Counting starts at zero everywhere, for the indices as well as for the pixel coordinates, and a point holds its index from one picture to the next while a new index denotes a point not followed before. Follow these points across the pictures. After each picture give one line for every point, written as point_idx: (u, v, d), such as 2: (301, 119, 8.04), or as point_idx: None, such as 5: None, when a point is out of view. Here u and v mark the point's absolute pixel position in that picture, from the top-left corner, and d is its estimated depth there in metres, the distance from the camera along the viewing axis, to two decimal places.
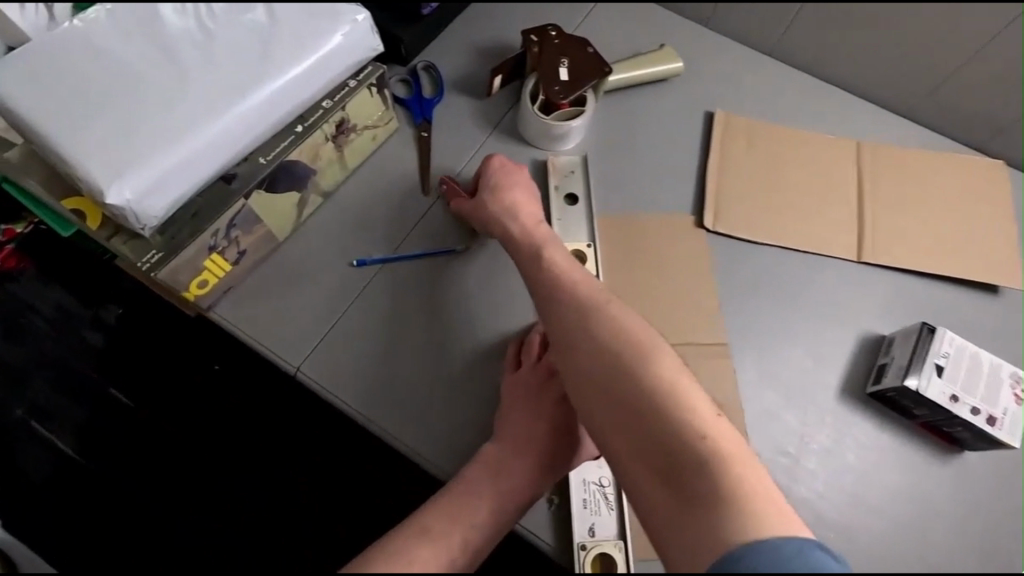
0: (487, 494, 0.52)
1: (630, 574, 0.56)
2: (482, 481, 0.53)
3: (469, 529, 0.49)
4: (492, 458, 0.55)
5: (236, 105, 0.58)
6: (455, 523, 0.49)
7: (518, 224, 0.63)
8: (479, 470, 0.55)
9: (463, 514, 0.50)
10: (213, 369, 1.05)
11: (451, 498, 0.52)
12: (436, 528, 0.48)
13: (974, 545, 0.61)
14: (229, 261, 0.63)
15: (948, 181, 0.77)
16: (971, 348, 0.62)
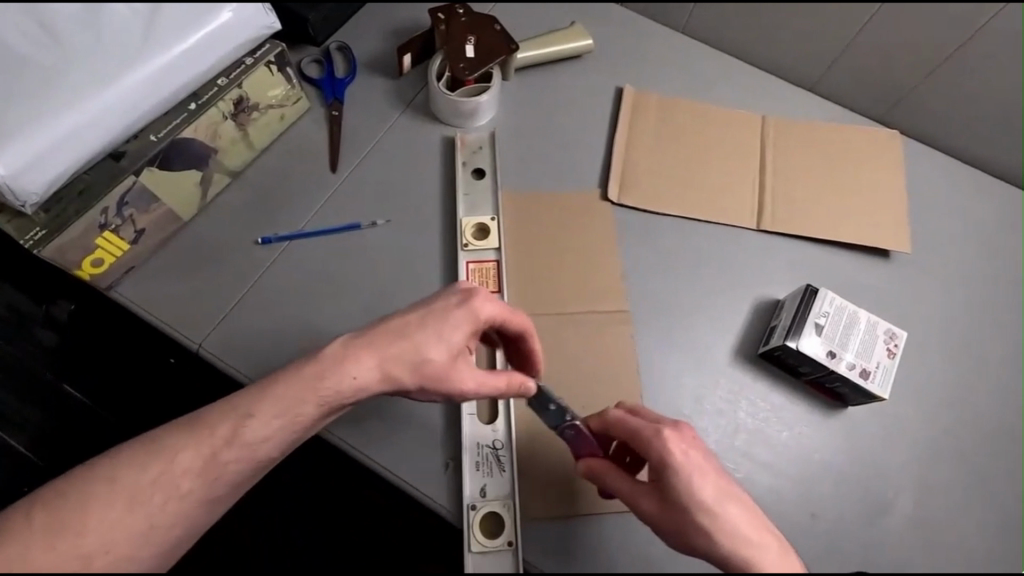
0: (292, 400, 0.51)
1: (518, 530, 0.57)
2: (303, 377, 0.51)
3: (247, 440, 0.50)
4: (323, 369, 0.51)
5: (122, 80, 0.60)
6: (237, 421, 0.50)
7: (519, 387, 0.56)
8: (301, 369, 0.52)
9: (246, 419, 0.50)
10: (167, 362, 0.99)
11: (261, 392, 0.51)
12: (215, 422, 0.50)
13: (862, 493, 0.64)
14: (125, 240, 0.64)
15: (848, 151, 0.79)
16: (851, 308, 0.65)
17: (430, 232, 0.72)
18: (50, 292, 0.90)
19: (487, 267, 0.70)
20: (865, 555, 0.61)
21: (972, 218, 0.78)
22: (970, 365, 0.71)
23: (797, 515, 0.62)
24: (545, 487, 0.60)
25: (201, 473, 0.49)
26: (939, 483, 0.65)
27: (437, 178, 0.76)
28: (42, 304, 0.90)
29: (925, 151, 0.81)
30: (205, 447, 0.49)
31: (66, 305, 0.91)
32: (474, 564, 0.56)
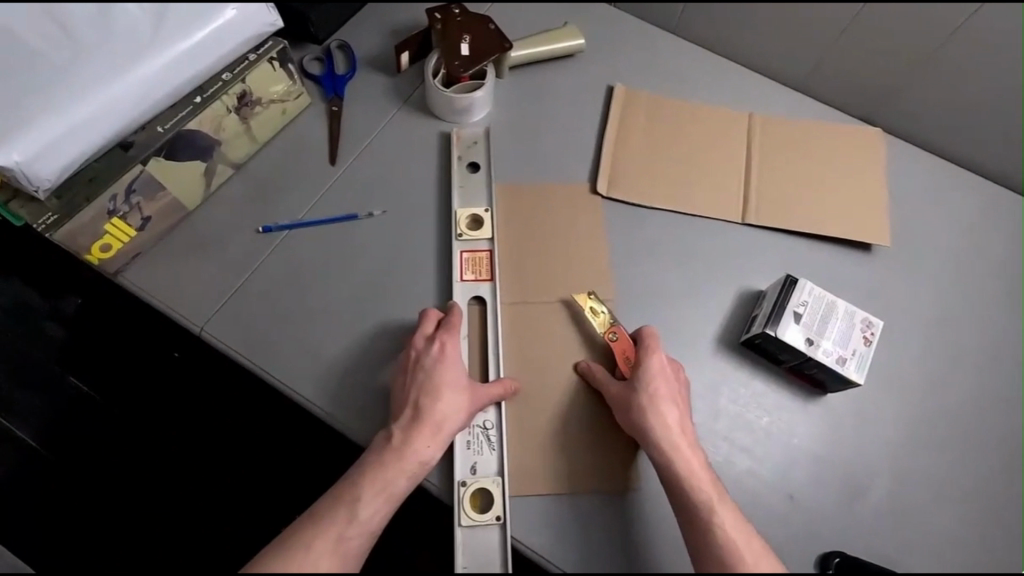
0: (399, 471, 0.56)
1: (506, 505, 0.60)
2: (408, 446, 0.57)
3: (360, 524, 0.53)
4: (432, 423, 0.58)
5: (132, 72, 0.64)
6: (350, 508, 0.54)
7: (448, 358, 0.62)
8: (392, 434, 0.58)
9: (358, 502, 0.54)
10: (174, 356, 1.04)
11: (368, 465, 0.56)
12: (328, 514, 0.53)
13: (839, 476, 0.66)
14: (133, 227, 0.67)
15: (832, 147, 0.82)
16: (830, 297, 0.67)
17: (426, 223, 0.75)
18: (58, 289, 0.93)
19: (480, 256, 0.72)
20: (841, 535, 0.64)
21: (952, 212, 0.80)
22: (946, 354, 0.73)
23: (776, 497, 0.64)
24: (533, 464, 0.62)
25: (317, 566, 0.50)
26: (914, 468, 0.67)
27: (433, 171, 0.78)
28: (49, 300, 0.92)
29: (907, 148, 0.83)
30: (319, 540, 0.51)
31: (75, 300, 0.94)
32: (464, 538, 0.59)
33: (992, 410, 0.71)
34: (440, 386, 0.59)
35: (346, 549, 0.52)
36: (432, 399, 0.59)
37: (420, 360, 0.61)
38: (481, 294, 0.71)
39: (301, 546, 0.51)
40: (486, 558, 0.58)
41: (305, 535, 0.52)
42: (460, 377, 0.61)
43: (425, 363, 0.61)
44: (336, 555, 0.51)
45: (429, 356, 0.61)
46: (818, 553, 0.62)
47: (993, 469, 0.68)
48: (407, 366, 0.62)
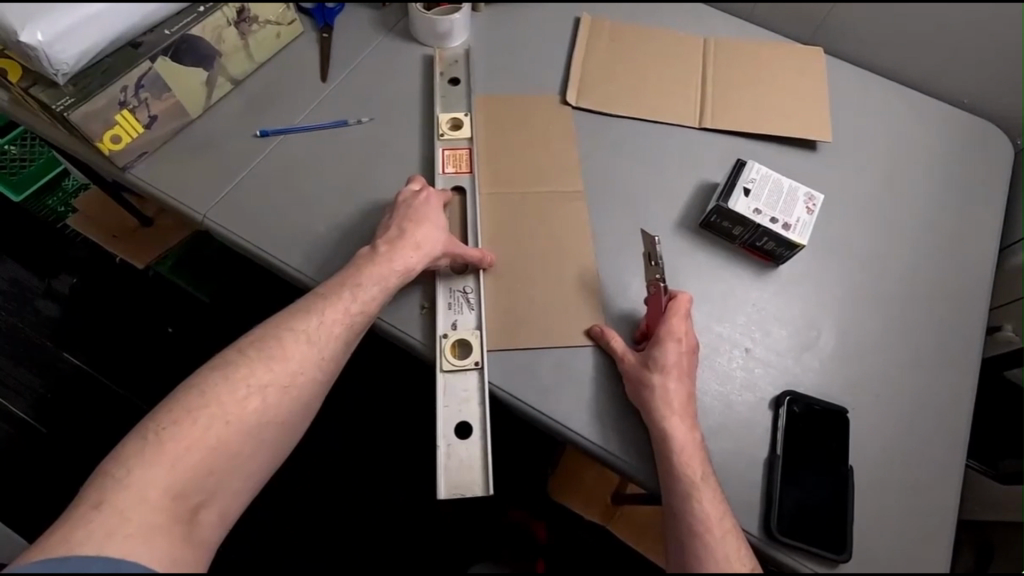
0: (388, 270, 0.67)
1: (484, 352, 0.66)
2: (395, 255, 0.67)
3: (359, 302, 0.65)
4: (415, 242, 0.68)
5: None
6: (352, 291, 0.65)
7: (427, 204, 0.72)
8: (377, 250, 0.68)
9: (357, 287, 0.65)
10: (167, 329, 1.21)
11: (362, 262, 0.67)
12: (332, 292, 0.65)
13: (790, 335, 0.72)
14: (140, 123, 0.73)
15: (777, 62, 0.90)
16: (775, 175, 0.74)
17: (412, 128, 0.82)
18: (53, 271, 1.22)
19: (460, 153, 0.79)
20: (792, 381, 0.70)
21: (887, 118, 0.88)
22: (884, 235, 0.80)
23: (733, 351, 0.71)
24: (511, 322, 0.69)
25: (331, 330, 0.64)
26: (859, 329, 0.74)
27: (417, 86, 0.86)
28: (45, 280, 1.22)
29: (846, 65, 0.92)
30: (327, 308, 0.64)
31: (67, 279, 1.22)
32: (445, 381, 0.65)
33: (925, 284, 0.78)
34: (424, 217, 0.70)
35: (349, 320, 0.65)
36: (416, 225, 0.69)
37: (408, 201, 0.71)
38: (462, 184, 0.78)
39: (297, 321, 0.64)
40: (466, 398, 0.64)
41: (297, 315, 0.64)
42: (438, 215, 0.71)
43: (413, 200, 0.71)
44: (333, 330, 0.64)
45: (416, 199, 0.71)
46: (772, 395, 0.68)
47: (925, 331, 0.75)
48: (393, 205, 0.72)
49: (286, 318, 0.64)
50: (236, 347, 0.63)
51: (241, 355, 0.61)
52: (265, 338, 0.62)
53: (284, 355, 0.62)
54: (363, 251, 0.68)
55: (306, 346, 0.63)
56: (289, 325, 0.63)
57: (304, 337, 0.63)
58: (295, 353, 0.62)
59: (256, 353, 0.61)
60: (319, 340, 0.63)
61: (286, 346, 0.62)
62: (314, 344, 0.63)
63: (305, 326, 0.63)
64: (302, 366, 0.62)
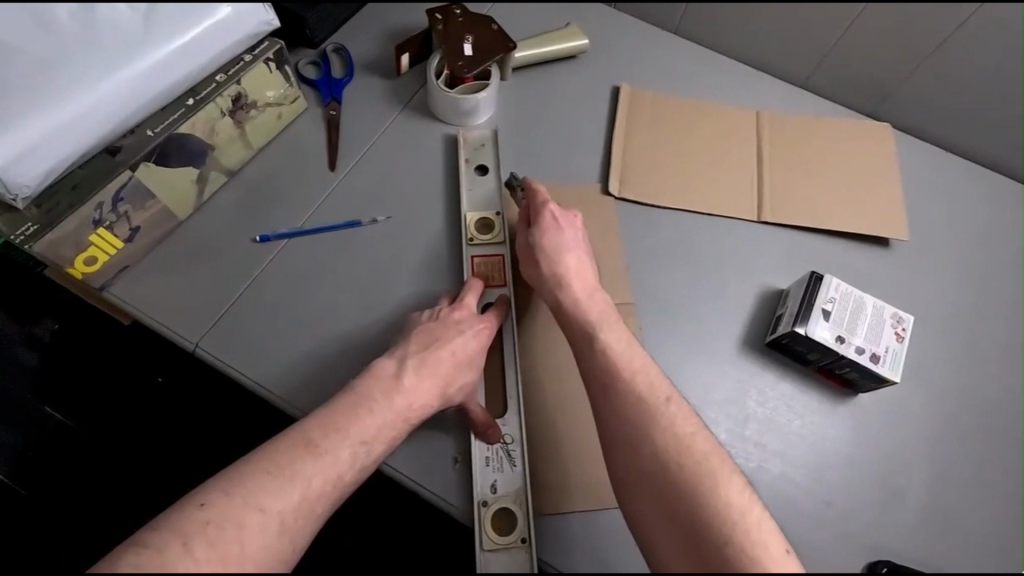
0: (400, 420, 0.51)
1: (531, 526, 0.55)
2: (417, 393, 0.52)
3: (355, 465, 0.47)
4: (442, 381, 0.53)
5: (119, 73, 0.61)
6: (355, 448, 0.47)
7: (477, 337, 0.57)
8: (387, 383, 0.51)
9: (361, 444, 0.48)
10: (157, 381, 1.01)
11: (375, 402, 0.50)
12: (327, 447, 0.46)
13: (878, 481, 0.62)
14: (120, 238, 0.63)
15: (840, 144, 0.80)
16: (856, 294, 0.65)
17: (435, 228, 0.71)
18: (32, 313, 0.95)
19: (492, 261, 0.68)
20: (883, 544, 0.59)
21: (965, 204, 0.78)
22: (978, 349, 0.69)
23: (811, 506, 0.60)
24: (557, 482, 0.58)
25: (313, 509, 0.45)
26: (961, 471, 0.63)
27: (439, 174, 0.75)
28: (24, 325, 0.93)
29: (917, 143, 0.82)
30: (316, 474, 0.45)
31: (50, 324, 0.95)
32: (484, 562, 0.54)
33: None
34: (459, 347, 0.56)
35: (336, 493, 0.46)
36: (451, 357, 0.55)
37: (461, 324, 0.57)
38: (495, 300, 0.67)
39: (266, 489, 0.43)
40: None
41: (266, 481, 0.43)
42: (479, 350, 0.57)
43: (463, 329, 0.57)
44: (316, 508, 0.45)
45: (469, 327, 0.57)
46: (865, 562, 0.58)
47: None
48: (439, 316, 0.58)
49: (258, 484, 0.43)
50: (179, 529, 0.40)
51: (186, 553, 0.38)
52: (223, 523, 0.41)
53: (245, 552, 0.40)
54: (383, 366, 0.53)
55: (274, 536, 0.42)
56: (251, 495, 0.42)
57: (277, 522, 0.42)
58: (258, 549, 0.41)
59: (206, 551, 0.39)
60: (297, 527, 0.43)
61: (249, 539, 0.41)
62: (286, 532, 0.43)
63: (281, 504, 0.43)
64: (263, 567, 0.41)
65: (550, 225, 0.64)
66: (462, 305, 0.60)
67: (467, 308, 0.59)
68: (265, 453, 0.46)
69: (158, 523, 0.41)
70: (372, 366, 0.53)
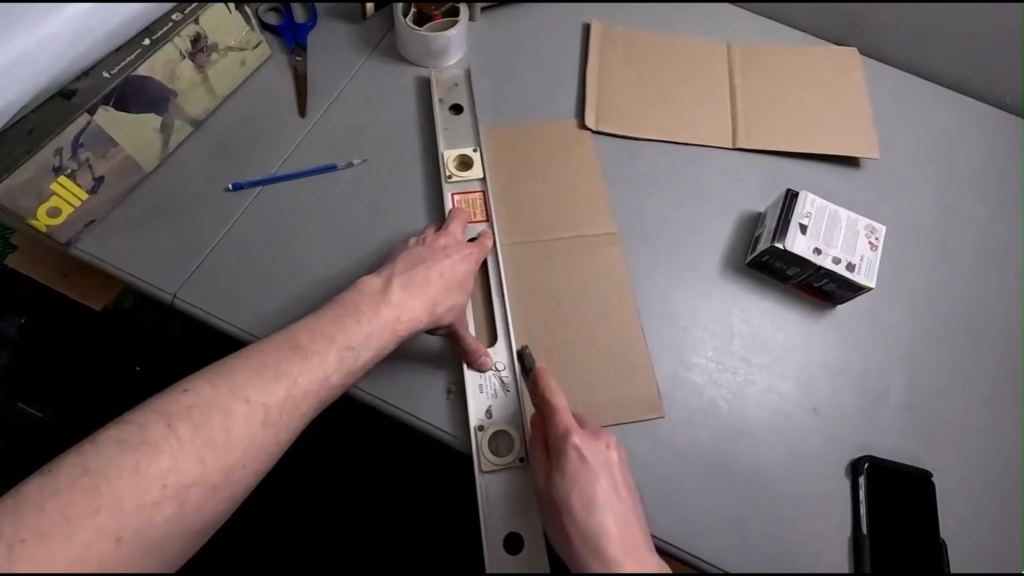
0: (387, 330, 0.51)
1: (528, 446, 0.56)
2: (406, 306, 0.52)
3: (341, 370, 0.48)
4: (431, 298, 0.53)
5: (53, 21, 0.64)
6: (341, 351, 0.48)
7: (465, 261, 0.57)
8: (368, 295, 0.51)
9: (348, 349, 0.48)
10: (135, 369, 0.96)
11: (362, 312, 0.50)
12: (315, 349, 0.47)
13: (858, 386, 0.64)
14: (84, 188, 0.61)
15: (807, 70, 0.81)
16: (831, 208, 0.66)
17: (412, 167, 0.70)
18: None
19: (473, 198, 0.68)
20: (865, 443, 0.62)
21: (933, 127, 0.80)
22: (948, 259, 0.72)
23: (796, 412, 0.63)
24: None
25: (298, 405, 0.46)
26: (934, 374, 0.66)
27: (413, 116, 0.74)
28: None
29: (885, 67, 0.84)
30: (301, 373, 0.46)
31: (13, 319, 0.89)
32: (484, 484, 0.55)
33: (998, 313, 0.70)
34: (448, 268, 0.55)
35: (323, 393, 0.47)
36: (439, 279, 0.54)
37: (447, 250, 0.56)
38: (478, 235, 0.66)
39: (250, 383, 0.44)
40: (512, 501, 0.54)
41: (251, 375, 0.45)
42: (468, 275, 0.57)
43: (450, 254, 0.56)
44: (302, 404, 0.46)
45: (456, 251, 0.57)
46: (847, 460, 0.61)
47: (1006, 371, 0.67)
48: (426, 242, 0.58)
49: (244, 378, 0.44)
50: (163, 408, 0.42)
51: (170, 432, 0.41)
52: (208, 409, 0.42)
53: (228, 439, 0.42)
54: (369, 281, 0.52)
55: (258, 427, 0.44)
56: (236, 386, 0.44)
57: (261, 414, 0.44)
58: (241, 437, 0.43)
59: (188, 431, 0.41)
60: (281, 421, 0.45)
61: (233, 428, 0.42)
62: (269, 425, 0.44)
63: (265, 396, 0.44)
64: (249, 455, 0.43)
65: (574, 461, 0.50)
66: (447, 234, 0.59)
67: (454, 238, 0.59)
68: (249, 350, 0.46)
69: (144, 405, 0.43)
70: (359, 282, 0.53)
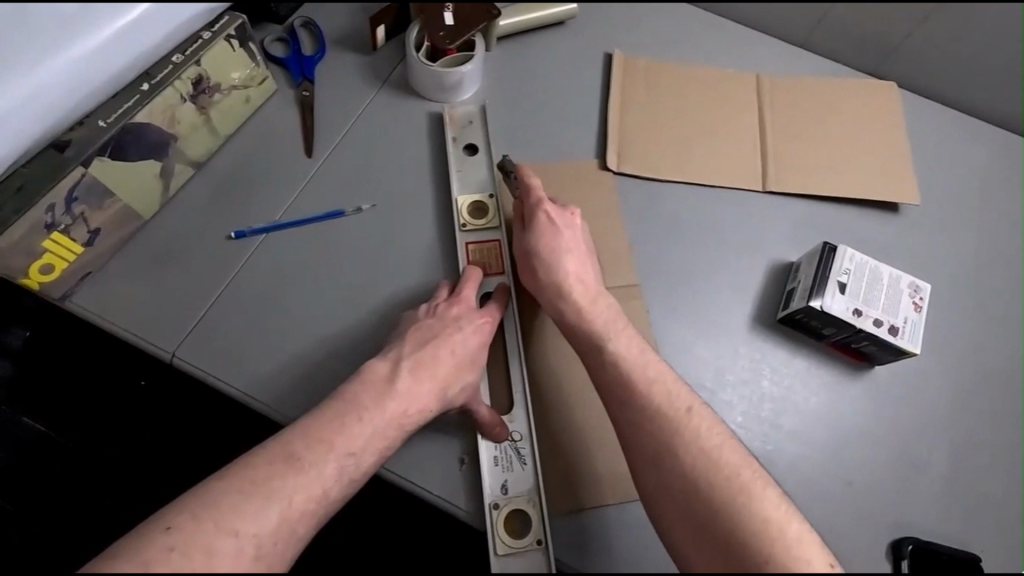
0: (394, 427, 0.47)
1: (547, 528, 0.52)
2: (417, 390, 0.48)
3: (342, 480, 0.44)
4: (441, 382, 0.49)
5: (49, 63, 0.62)
6: (339, 462, 0.43)
7: (476, 337, 0.53)
8: (369, 390, 0.47)
9: (348, 455, 0.44)
10: (140, 384, 0.93)
11: (364, 409, 0.46)
12: (312, 460, 0.43)
13: (897, 456, 0.60)
14: (78, 242, 0.58)
15: (842, 105, 0.76)
16: (871, 263, 0.62)
17: (424, 213, 0.67)
18: None
19: (488, 248, 0.64)
20: (906, 520, 0.58)
21: (976, 167, 0.75)
22: (994, 315, 0.67)
23: (831, 485, 0.59)
24: (571, 478, 0.55)
25: (293, 529, 0.41)
26: (980, 441, 0.61)
27: (425, 156, 0.70)
28: None
29: (923, 101, 0.79)
30: (296, 491, 0.41)
31: None
32: (499, 568, 0.51)
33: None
34: (459, 344, 0.52)
35: (320, 510, 0.42)
36: (451, 357, 0.51)
37: (459, 320, 0.53)
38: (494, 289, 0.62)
39: (239, 509, 0.39)
40: None
41: (241, 498, 0.40)
42: (481, 348, 0.53)
43: (462, 325, 0.53)
44: (297, 530, 0.41)
45: (470, 322, 0.53)
46: (888, 540, 0.57)
47: None
48: (436, 312, 0.54)
49: (230, 505, 0.39)
50: (141, 553, 0.36)
51: None
52: (190, 550, 0.37)
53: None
54: (376, 367, 0.49)
55: (248, 563, 0.38)
56: (223, 513, 0.39)
57: (252, 545, 0.38)
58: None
59: None
60: (274, 551, 0.39)
61: (218, 569, 0.36)
62: (264, 556, 0.39)
63: (256, 526, 0.39)
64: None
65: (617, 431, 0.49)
66: (461, 298, 0.55)
67: (471, 303, 0.55)
68: (241, 467, 0.42)
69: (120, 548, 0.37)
70: (363, 368, 0.49)
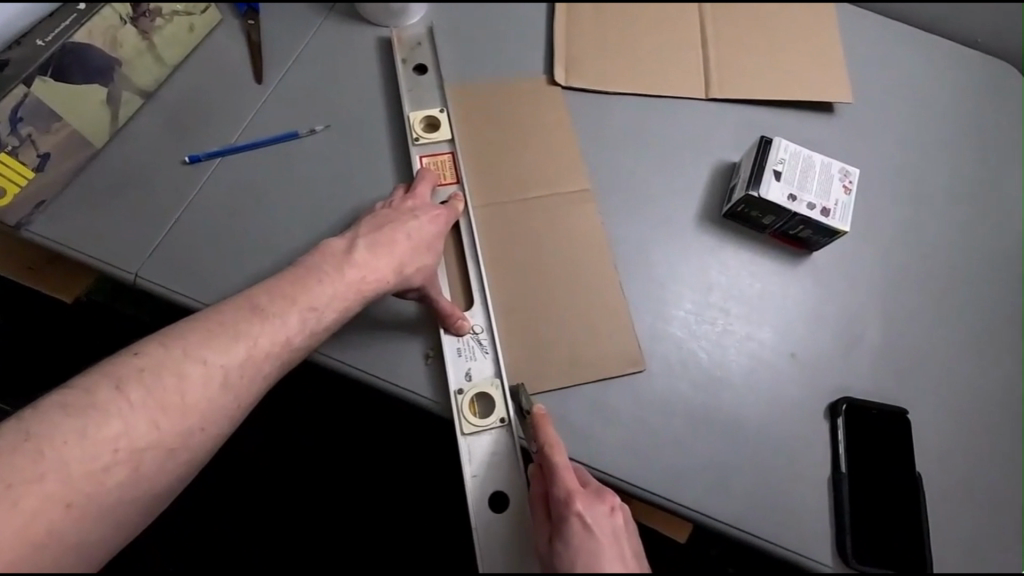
0: (353, 291, 0.51)
1: (508, 406, 0.55)
2: (370, 263, 0.52)
3: (305, 331, 0.49)
4: (397, 260, 0.53)
5: None
6: (302, 314, 0.49)
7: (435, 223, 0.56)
8: (328, 261, 0.51)
9: (310, 310, 0.49)
10: None
11: (325, 273, 0.50)
12: (275, 311, 0.48)
13: (835, 329, 0.65)
14: (28, 166, 0.59)
15: (778, 15, 0.80)
16: (805, 153, 0.65)
17: (378, 131, 0.68)
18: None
19: (442, 160, 0.66)
20: (843, 384, 0.63)
21: (909, 70, 0.79)
22: (923, 202, 0.72)
23: (775, 359, 0.63)
24: (530, 362, 0.59)
25: (259, 368, 0.47)
26: (908, 314, 0.66)
27: (376, 78, 0.71)
28: None
29: (859, 10, 0.82)
30: (262, 334, 0.47)
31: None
32: (465, 447, 0.54)
33: (977, 256, 0.70)
34: (415, 229, 0.55)
35: (285, 355, 0.48)
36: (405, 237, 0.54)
37: (415, 210, 0.56)
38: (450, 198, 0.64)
39: (210, 343, 0.46)
40: (492, 462, 0.54)
41: (211, 334, 0.46)
42: (437, 237, 0.56)
43: (417, 215, 0.56)
44: (263, 367, 0.47)
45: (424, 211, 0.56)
46: (826, 403, 0.61)
47: (978, 310, 0.68)
48: (394, 205, 0.57)
49: (197, 340, 0.46)
50: (111, 371, 0.44)
51: (119, 395, 0.43)
52: (159, 372, 0.44)
53: (184, 403, 0.44)
54: (333, 243, 0.52)
55: (216, 391, 0.45)
56: (195, 342, 0.46)
57: (220, 374, 0.45)
58: (197, 399, 0.44)
59: (139, 396, 0.43)
60: (241, 382, 0.46)
61: (187, 387, 0.44)
62: (229, 387, 0.46)
63: (225, 358, 0.46)
64: (208, 418, 0.45)
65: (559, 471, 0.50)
66: (416, 197, 0.58)
67: (426, 197, 0.58)
68: (208, 313, 0.48)
69: (93, 368, 0.45)
70: (322, 244, 0.53)
